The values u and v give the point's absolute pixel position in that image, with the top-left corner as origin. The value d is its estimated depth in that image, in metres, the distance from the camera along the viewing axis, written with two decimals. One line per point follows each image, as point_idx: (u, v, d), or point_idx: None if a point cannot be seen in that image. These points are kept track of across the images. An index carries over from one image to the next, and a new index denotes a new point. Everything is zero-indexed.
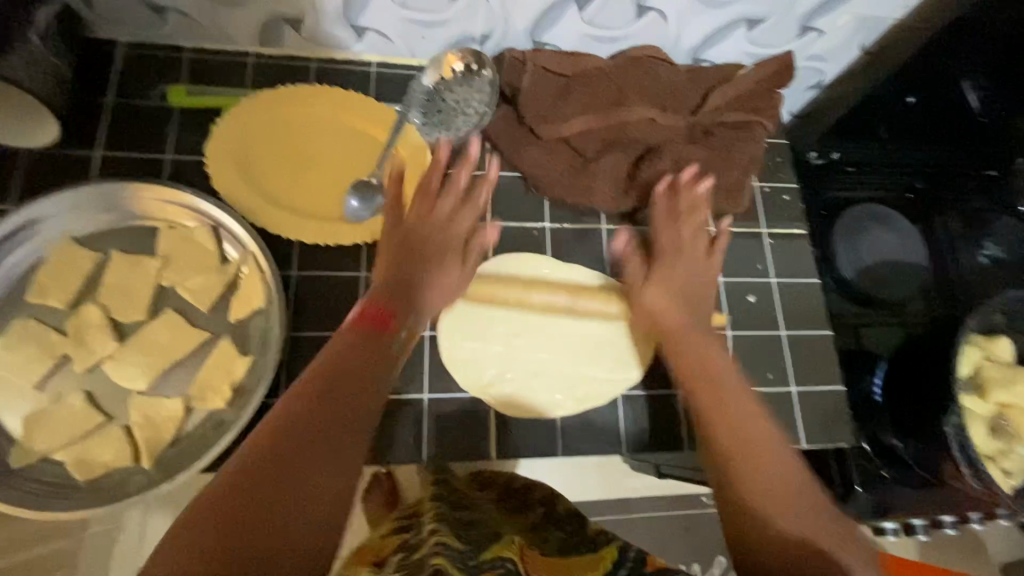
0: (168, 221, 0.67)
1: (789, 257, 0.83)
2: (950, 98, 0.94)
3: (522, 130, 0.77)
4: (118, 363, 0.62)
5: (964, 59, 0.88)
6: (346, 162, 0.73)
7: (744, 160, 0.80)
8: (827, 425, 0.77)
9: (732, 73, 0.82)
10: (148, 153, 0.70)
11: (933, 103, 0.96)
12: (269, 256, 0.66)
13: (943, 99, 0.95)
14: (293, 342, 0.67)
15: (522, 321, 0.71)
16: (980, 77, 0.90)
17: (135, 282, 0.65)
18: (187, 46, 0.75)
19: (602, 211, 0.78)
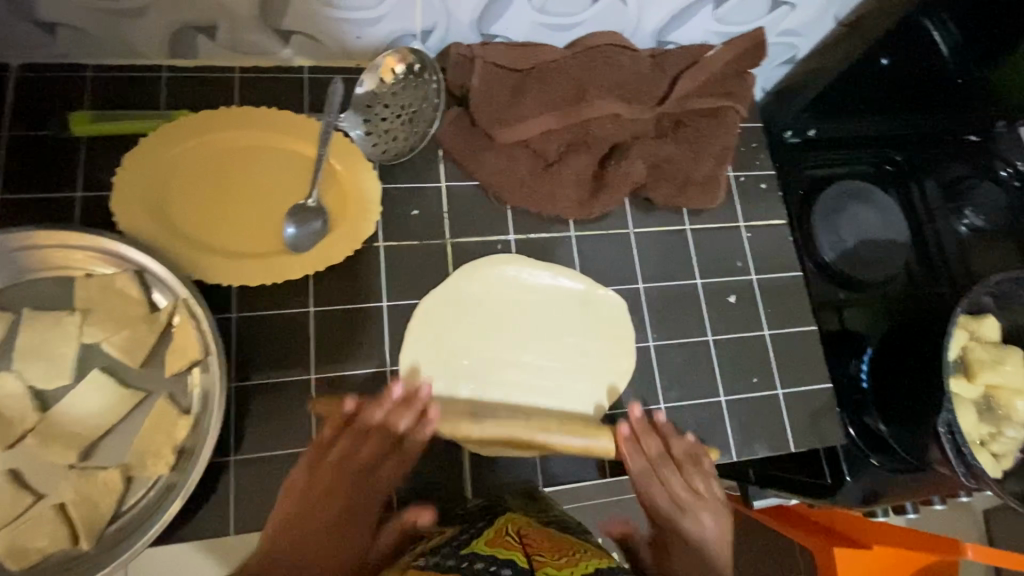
0: (85, 269, 0.60)
1: (770, 250, 0.78)
2: (928, 49, 0.88)
3: (477, 135, 0.71)
4: (42, 436, 0.56)
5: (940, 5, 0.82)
6: (280, 185, 0.66)
7: (716, 150, 0.75)
8: (816, 425, 0.74)
9: (700, 54, 0.76)
10: (55, 192, 0.62)
11: (912, 60, 0.90)
12: (202, 301, 0.59)
13: (915, 52, 0.89)
14: (240, 392, 0.61)
15: (493, 344, 0.67)
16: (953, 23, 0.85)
17: (52, 343, 0.58)
18: (89, 64, 0.67)
19: (569, 217, 0.72)
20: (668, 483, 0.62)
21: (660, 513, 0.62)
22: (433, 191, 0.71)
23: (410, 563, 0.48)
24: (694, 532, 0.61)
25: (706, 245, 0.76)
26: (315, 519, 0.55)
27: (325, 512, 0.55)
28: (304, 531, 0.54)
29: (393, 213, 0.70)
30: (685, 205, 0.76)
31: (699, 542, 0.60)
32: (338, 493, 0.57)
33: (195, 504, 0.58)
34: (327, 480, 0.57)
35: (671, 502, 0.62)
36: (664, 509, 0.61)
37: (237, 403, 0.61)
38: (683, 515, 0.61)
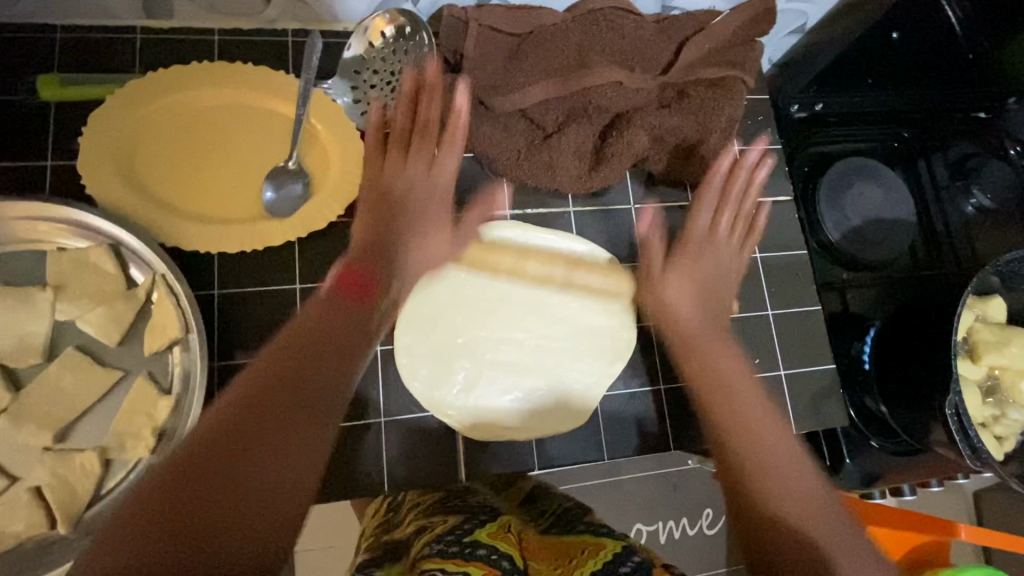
0: (56, 242, 0.57)
1: (775, 228, 0.76)
2: (938, 24, 0.88)
3: (424, 141, 0.63)
4: (14, 418, 0.53)
5: None
6: (262, 153, 0.62)
7: (721, 123, 0.72)
8: (817, 407, 0.72)
9: (706, 21, 0.72)
10: (20, 160, 0.59)
11: (924, 37, 0.89)
12: (181, 276, 0.56)
13: (925, 30, 0.88)
14: (224, 372, 0.59)
15: (485, 323, 0.65)
16: None
17: (21, 320, 0.55)
18: (55, 23, 0.62)
19: (569, 192, 0.70)
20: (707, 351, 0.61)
21: (720, 407, 0.55)
22: None
23: (410, 551, 0.46)
24: (743, 427, 0.53)
25: None
26: (248, 459, 0.40)
27: (251, 464, 0.40)
28: (266, 429, 0.42)
29: None
30: (688, 180, 0.73)
31: (764, 453, 0.51)
32: (238, 439, 0.41)
33: None
34: (220, 430, 0.41)
35: (689, 296, 0.64)
36: (693, 335, 0.62)
37: (220, 383, 0.59)
38: (739, 399, 0.55)
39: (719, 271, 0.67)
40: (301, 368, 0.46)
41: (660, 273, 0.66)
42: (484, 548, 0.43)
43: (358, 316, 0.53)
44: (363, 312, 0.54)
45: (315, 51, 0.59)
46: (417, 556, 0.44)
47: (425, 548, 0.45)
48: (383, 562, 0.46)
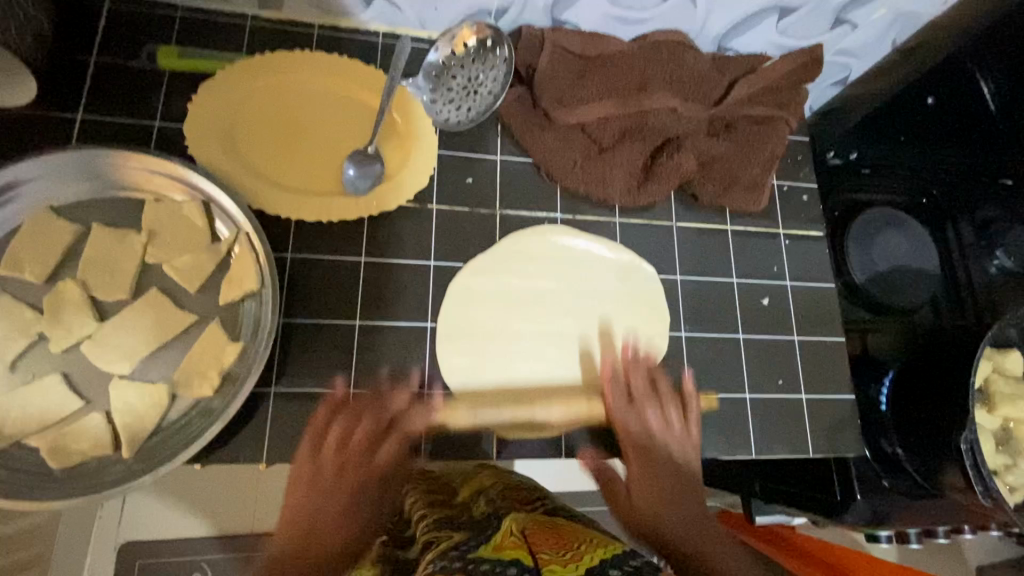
0: (154, 193, 0.63)
1: (806, 261, 0.80)
2: (974, 94, 0.89)
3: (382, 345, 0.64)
4: (97, 345, 0.58)
5: (976, 50, 0.85)
6: (345, 136, 0.68)
7: (764, 156, 0.77)
8: (834, 434, 0.75)
9: (758, 64, 0.78)
10: (135, 118, 0.65)
11: (959, 102, 0.91)
12: (263, 236, 0.62)
13: (962, 97, 0.91)
14: (287, 329, 0.64)
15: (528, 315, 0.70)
16: (996, 66, 0.85)
17: (117, 258, 0.60)
18: (179, 4, 0.70)
19: (617, 203, 0.75)
20: (660, 447, 0.64)
21: (665, 479, 0.61)
22: (489, 162, 0.73)
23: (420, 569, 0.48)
24: (680, 486, 0.61)
25: (745, 245, 0.78)
26: (329, 496, 0.55)
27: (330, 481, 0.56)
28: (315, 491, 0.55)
29: (449, 179, 0.72)
30: (728, 206, 0.78)
31: (683, 513, 0.58)
32: (335, 482, 0.56)
33: (232, 429, 0.60)
34: (312, 485, 0.56)
35: (643, 432, 0.65)
36: (638, 442, 0.64)
37: (282, 338, 0.63)
38: (655, 455, 0.63)
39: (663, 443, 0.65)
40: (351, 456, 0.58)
41: (626, 407, 0.66)
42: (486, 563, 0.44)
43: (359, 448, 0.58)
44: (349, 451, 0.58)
45: (405, 52, 0.64)
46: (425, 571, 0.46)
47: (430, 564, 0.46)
48: None
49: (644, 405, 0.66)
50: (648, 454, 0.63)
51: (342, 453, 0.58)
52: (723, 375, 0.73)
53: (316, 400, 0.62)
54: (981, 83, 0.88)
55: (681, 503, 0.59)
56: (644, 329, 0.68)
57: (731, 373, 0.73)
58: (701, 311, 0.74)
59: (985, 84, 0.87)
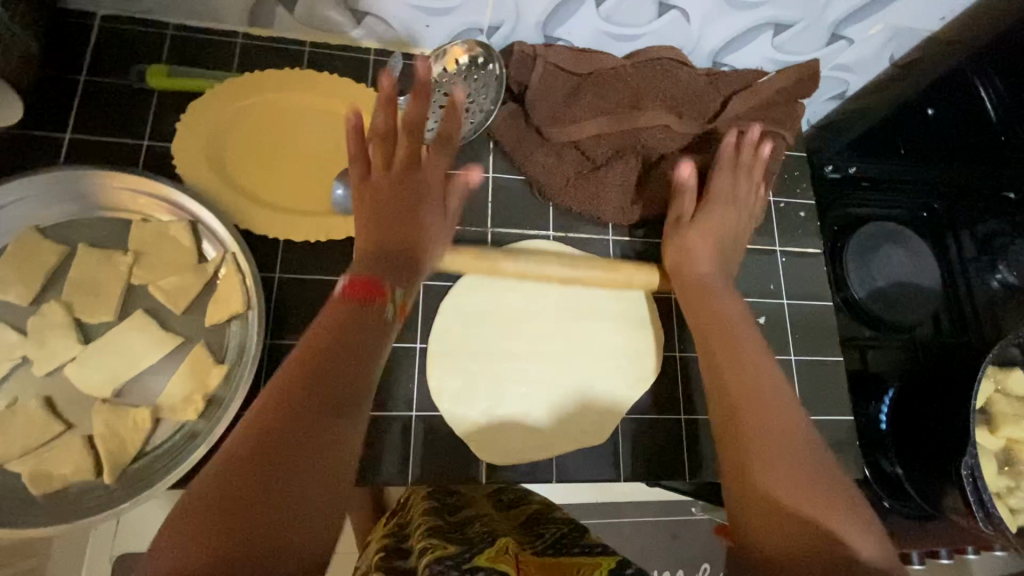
0: (141, 213, 0.62)
1: (803, 279, 0.78)
2: (974, 106, 0.88)
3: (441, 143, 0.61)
4: (81, 368, 0.57)
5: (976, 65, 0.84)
6: (334, 155, 0.67)
7: (760, 173, 0.76)
8: (832, 456, 0.73)
9: (754, 80, 0.77)
10: (123, 137, 0.65)
11: (958, 116, 0.90)
12: (250, 256, 0.61)
13: (963, 110, 0.89)
14: (273, 350, 0.63)
15: (519, 337, 0.68)
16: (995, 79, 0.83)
17: (102, 280, 0.59)
18: (169, 22, 0.69)
19: (610, 221, 0.74)
20: (741, 334, 0.60)
21: (715, 337, 0.60)
22: (481, 180, 0.73)
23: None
24: (827, 479, 0.47)
25: (741, 263, 0.77)
26: (312, 441, 0.41)
27: (340, 398, 0.44)
28: (302, 424, 0.41)
29: None
30: None
31: (769, 413, 0.51)
32: (320, 380, 0.44)
33: None
34: (275, 411, 0.41)
35: (725, 315, 0.62)
36: (704, 320, 0.62)
37: (268, 360, 0.62)
38: (753, 358, 0.56)
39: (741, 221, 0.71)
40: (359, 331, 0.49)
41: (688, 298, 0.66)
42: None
43: (370, 318, 0.50)
44: (372, 314, 0.51)
45: None
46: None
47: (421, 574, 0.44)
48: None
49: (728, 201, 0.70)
50: (732, 355, 0.57)
51: (363, 339, 0.48)
52: None
53: None
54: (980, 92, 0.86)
55: (796, 429, 0.50)
56: (723, 179, 0.71)
57: None
58: None
59: (986, 94, 0.85)
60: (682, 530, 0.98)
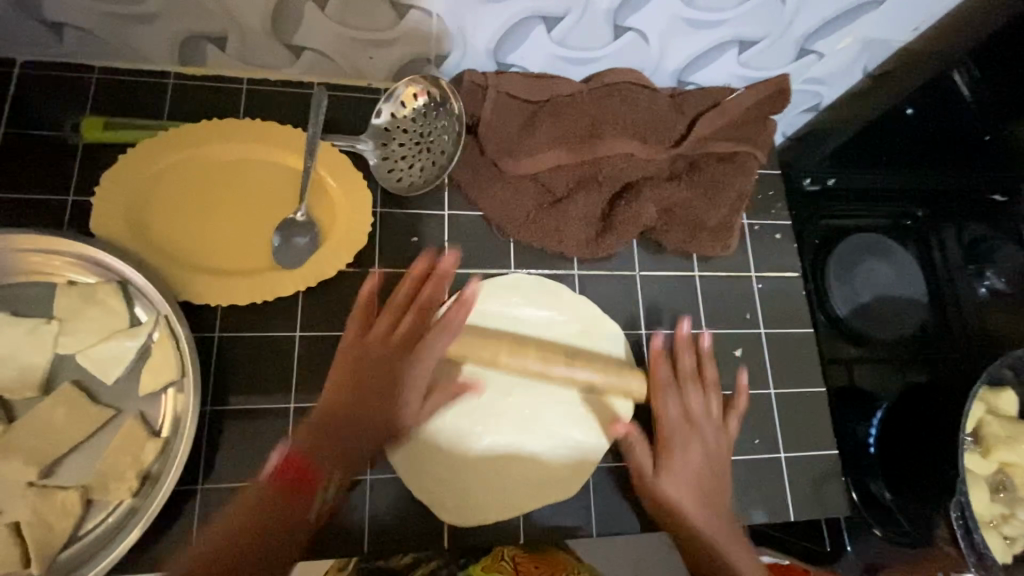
0: (68, 276, 0.58)
1: (782, 305, 0.75)
2: (955, 102, 0.85)
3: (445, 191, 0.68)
4: (1, 450, 0.53)
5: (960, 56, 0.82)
6: (276, 202, 0.64)
7: (730, 198, 0.72)
8: (818, 493, 0.70)
9: (721, 98, 0.73)
10: (47, 193, 0.61)
11: (937, 113, 0.88)
12: (184, 319, 0.57)
13: (945, 107, 0.87)
14: (215, 417, 0.59)
15: (475, 386, 0.64)
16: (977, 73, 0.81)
17: (25, 351, 0.55)
18: (94, 66, 0.65)
19: (575, 255, 0.70)
20: (676, 449, 0.63)
21: (684, 492, 0.62)
22: (436, 218, 0.69)
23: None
24: (720, 548, 0.60)
25: (716, 292, 0.73)
26: (374, 397, 0.60)
27: (399, 377, 0.61)
28: (348, 434, 0.59)
29: (392, 241, 0.67)
30: (695, 252, 0.73)
31: (709, 528, 0.61)
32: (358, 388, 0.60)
33: (155, 533, 0.55)
34: (327, 414, 0.59)
35: (665, 400, 0.65)
36: (669, 427, 0.64)
37: (210, 427, 0.58)
38: (679, 452, 0.63)
39: (714, 451, 0.64)
40: (411, 304, 0.64)
41: (671, 388, 0.66)
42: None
43: (433, 289, 0.65)
44: (428, 292, 0.65)
45: (320, 104, 0.61)
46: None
47: None
48: None
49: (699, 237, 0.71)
50: (680, 453, 0.63)
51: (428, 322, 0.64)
52: None
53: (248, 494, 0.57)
54: (961, 87, 0.84)
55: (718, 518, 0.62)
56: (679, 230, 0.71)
57: None
58: None
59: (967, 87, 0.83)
60: None
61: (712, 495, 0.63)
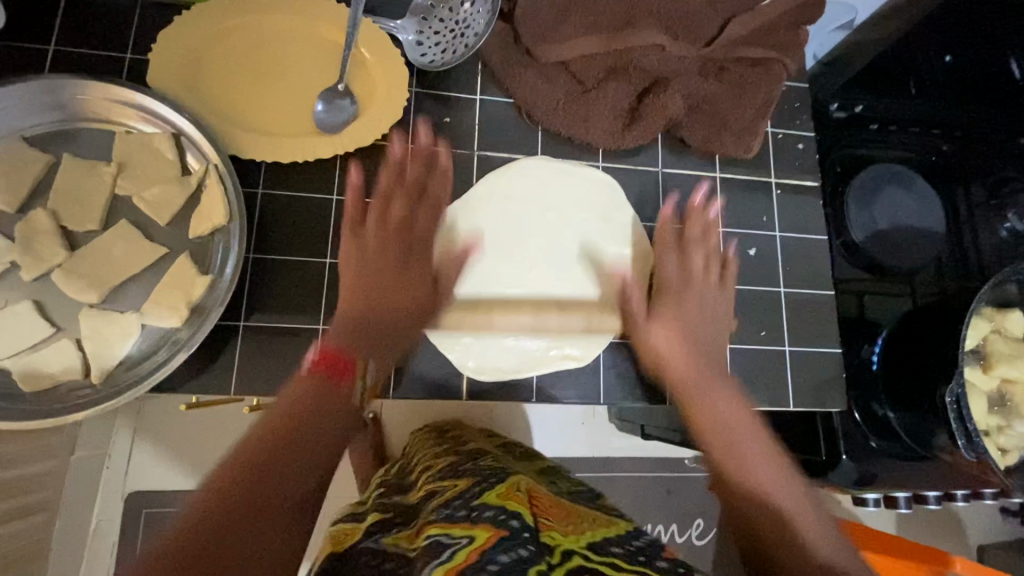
0: (125, 125, 0.62)
1: (799, 212, 0.77)
2: (1000, 69, 0.86)
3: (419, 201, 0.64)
4: (66, 274, 0.58)
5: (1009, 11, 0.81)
6: (319, 70, 0.67)
7: (757, 101, 0.74)
8: (818, 389, 0.73)
9: (755, 2, 0.74)
10: (106, 50, 0.64)
11: (971, 66, 0.88)
12: (233, 169, 0.61)
13: (982, 61, 0.87)
14: (256, 265, 0.63)
15: (497, 260, 0.68)
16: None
17: (86, 189, 0.60)
18: None
19: (600, 146, 0.72)
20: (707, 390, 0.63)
21: (704, 424, 0.61)
22: (469, 102, 0.71)
23: (423, 514, 0.54)
24: (774, 498, 0.54)
25: (735, 194, 0.75)
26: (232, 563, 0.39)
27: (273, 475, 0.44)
28: (305, 431, 0.49)
29: (425, 117, 0.70)
30: (718, 152, 0.75)
31: (744, 463, 0.57)
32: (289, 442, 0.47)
33: (202, 360, 0.61)
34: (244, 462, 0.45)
35: (682, 351, 0.65)
36: (686, 378, 0.64)
37: (252, 273, 0.63)
38: (706, 389, 0.63)
39: (710, 316, 0.68)
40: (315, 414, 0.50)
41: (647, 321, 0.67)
42: (490, 511, 0.49)
43: (336, 394, 0.53)
44: (340, 392, 0.53)
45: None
46: (430, 517, 0.51)
47: (435, 512, 0.52)
48: (393, 524, 0.55)
49: (688, 285, 0.68)
50: (740, 428, 0.60)
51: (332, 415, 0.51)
52: None
53: (285, 334, 0.62)
54: (1009, 60, 0.84)
55: (780, 491, 0.54)
56: (668, 260, 0.69)
57: None
58: None
59: (1013, 61, 0.84)
60: (675, 484, 1.22)
61: (771, 469, 0.56)
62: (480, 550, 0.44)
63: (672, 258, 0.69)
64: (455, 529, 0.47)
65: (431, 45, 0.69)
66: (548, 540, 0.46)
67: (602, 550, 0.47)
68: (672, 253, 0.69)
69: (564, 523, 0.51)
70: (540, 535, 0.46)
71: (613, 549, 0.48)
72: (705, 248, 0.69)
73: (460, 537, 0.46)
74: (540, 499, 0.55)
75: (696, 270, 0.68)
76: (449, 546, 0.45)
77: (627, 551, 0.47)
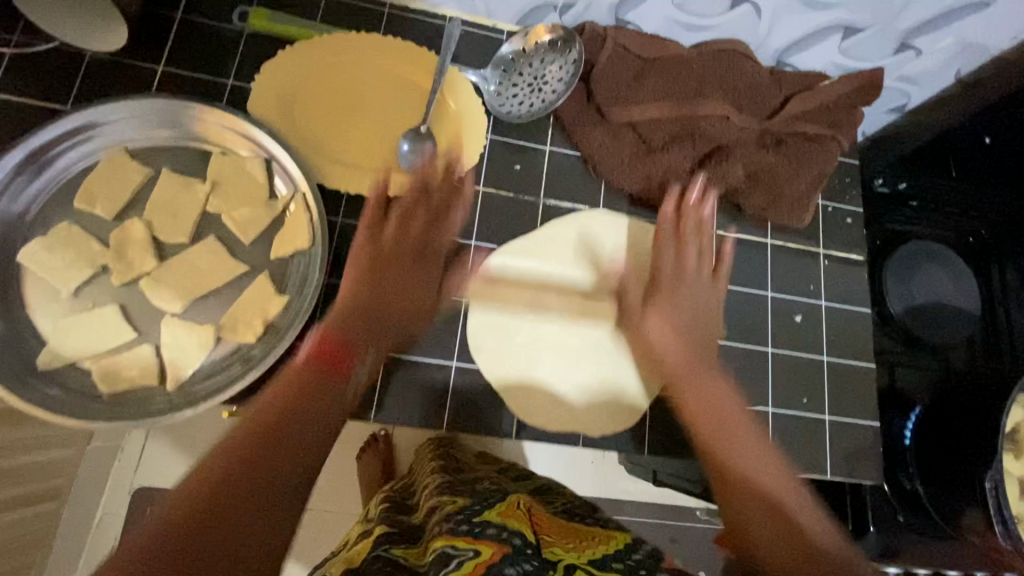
0: (221, 147, 0.66)
1: (844, 284, 0.79)
2: None
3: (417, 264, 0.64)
4: (153, 282, 0.61)
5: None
6: (402, 112, 0.71)
7: (812, 175, 0.77)
8: (853, 459, 0.74)
9: (815, 82, 0.78)
10: (210, 76, 0.69)
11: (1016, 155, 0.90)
12: (319, 197, 0.65)
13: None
14: (329, 289, 0.66)
15: (554, 304, 0.71)
16: None
17: (181, 203, 0.64)
18: None
19: (659, 205, 0.75)
20: (685, 380, 0.62)
21: (698, 413, 0.58)
22: (540, 152, 0.75)
23: (429, 532, 0.49)
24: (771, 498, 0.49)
25: (784, 260, 0.78)
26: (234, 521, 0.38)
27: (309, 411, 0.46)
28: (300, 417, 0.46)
29: (497, 163, 0.74)
30: (770, 220, 0.78)
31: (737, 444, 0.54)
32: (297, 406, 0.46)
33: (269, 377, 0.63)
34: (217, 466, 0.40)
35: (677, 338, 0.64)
36: (678, 357, 0.63)
37: (324, 296, 0.66)
38: (705, 375, 0.62)
39: (700, 306, 0.68)
40: (312, 390, 0.48)
41: (637, 314, 0.68)
42: (494, 528, 0.45)
43: (328, 383, 0.50)
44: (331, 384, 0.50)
45: (453, 36, 0.67)
46: (432, 532, 0.47)
47: (439, 526, 0.47)
48: (395, 539, 0.50)
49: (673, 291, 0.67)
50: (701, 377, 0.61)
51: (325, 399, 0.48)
52: (749, 388, 0.73)
53: None
54: None
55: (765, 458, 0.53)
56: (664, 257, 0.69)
57: (755, 385, 0.73)
58: (730, 318, 0.75)
59: None
60: None
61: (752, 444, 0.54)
62: (486, 566, 0.40)
63: (669, 255, 0.69)
64: (460, 541, 0.43)
65: (510, 97, 0.73)
66: (550, 558, 0.44)
67: (604, 566, 0.45)
68: (670, 246, 0.69)
69: (565, 544, 0.49)
70: (543, 551, 0.45)
71: (613, 564, 0.46)
72: (698, 245, 0.69)
73: (466, 549, 0.42)
74: (542, 519, 0.52)
75: (692, 263, 0.69)
76: (454, 557, 0.42)
77: (628, 565, 0.45)
